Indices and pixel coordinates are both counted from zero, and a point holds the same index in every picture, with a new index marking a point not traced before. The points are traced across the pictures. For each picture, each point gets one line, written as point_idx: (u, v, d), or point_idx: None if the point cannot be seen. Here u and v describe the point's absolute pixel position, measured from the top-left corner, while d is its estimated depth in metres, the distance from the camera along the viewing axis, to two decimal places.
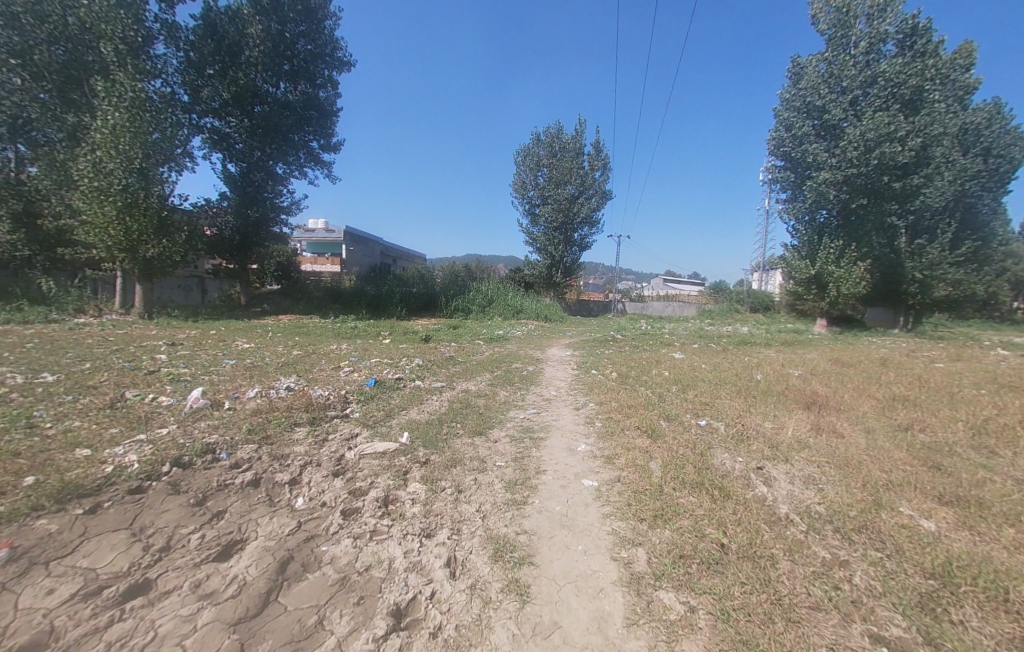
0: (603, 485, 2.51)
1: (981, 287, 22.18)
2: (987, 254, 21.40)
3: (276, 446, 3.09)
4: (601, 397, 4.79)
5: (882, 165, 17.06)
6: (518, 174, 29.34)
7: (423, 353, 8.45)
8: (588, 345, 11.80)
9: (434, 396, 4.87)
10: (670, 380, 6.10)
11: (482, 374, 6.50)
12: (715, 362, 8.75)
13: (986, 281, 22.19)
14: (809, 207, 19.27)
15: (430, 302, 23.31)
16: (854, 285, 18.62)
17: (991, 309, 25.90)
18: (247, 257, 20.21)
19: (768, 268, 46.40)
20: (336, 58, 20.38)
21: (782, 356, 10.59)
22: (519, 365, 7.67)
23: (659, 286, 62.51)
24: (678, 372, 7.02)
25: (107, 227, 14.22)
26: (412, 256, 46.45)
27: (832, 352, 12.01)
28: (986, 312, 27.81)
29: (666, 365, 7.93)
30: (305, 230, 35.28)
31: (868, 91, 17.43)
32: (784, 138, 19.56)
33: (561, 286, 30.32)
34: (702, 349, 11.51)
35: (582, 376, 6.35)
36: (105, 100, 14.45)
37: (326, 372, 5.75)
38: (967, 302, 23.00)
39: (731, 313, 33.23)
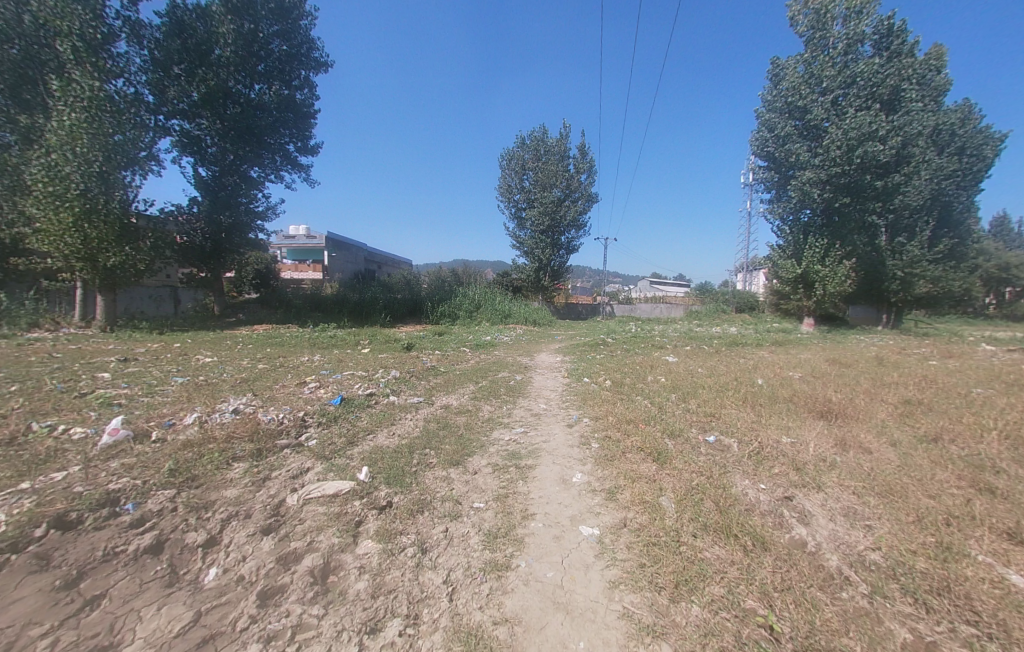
0: (606, 534, 2.00)
1: (960, 283, 22.53)
2: (964, 251, 21.76)
3: (200, 491, 2.50)
4: (597, 410, 4.27)
5: (865, 164, 17.11)
6: (503, 178, 28.94)
7: (403, 364, 7.84)
8: (577, 349, 11.35)
9: (408, 414, 4.30)
10: (669, 387, 5.63)
11: (465, 385, 5.94)
12: (709, 366, 8.32)
13: (964, 278, 22.55)
14: (794, 207, 19.23)
15: (415, 308, 22.66)
16: (840, 283, 18.59)
17: (967, 305, 26.39)
18: (220, 265, 19.29)
19: (752, 268, 46.86)
20: (312, 59, 19.67)
21: (775, 357, 10.28)
22: (505, 374, 7.13)
23: (648, 289, 62.84)
24: (674, 377, 6.56)
25: (63, 235, 13.21)
26: (397, 262, 45.64)
27: (825, 352, 11.79)
28: (963, 307, 28.39)
29: (660, 370, 7.48)
30: (285, 237, 34.24)
31: (849, 90, 17.37)
32: (767, 138, 19.49)
33: (549, 289, 29.96)
34: (693, 352, 11.15)
35: (573, 386, 5.85)
36: (61, 99, 13.49)
37: (288, 389, 5.13)
38: (946, 298, 23.37)
39: (718, 314, 33.30)
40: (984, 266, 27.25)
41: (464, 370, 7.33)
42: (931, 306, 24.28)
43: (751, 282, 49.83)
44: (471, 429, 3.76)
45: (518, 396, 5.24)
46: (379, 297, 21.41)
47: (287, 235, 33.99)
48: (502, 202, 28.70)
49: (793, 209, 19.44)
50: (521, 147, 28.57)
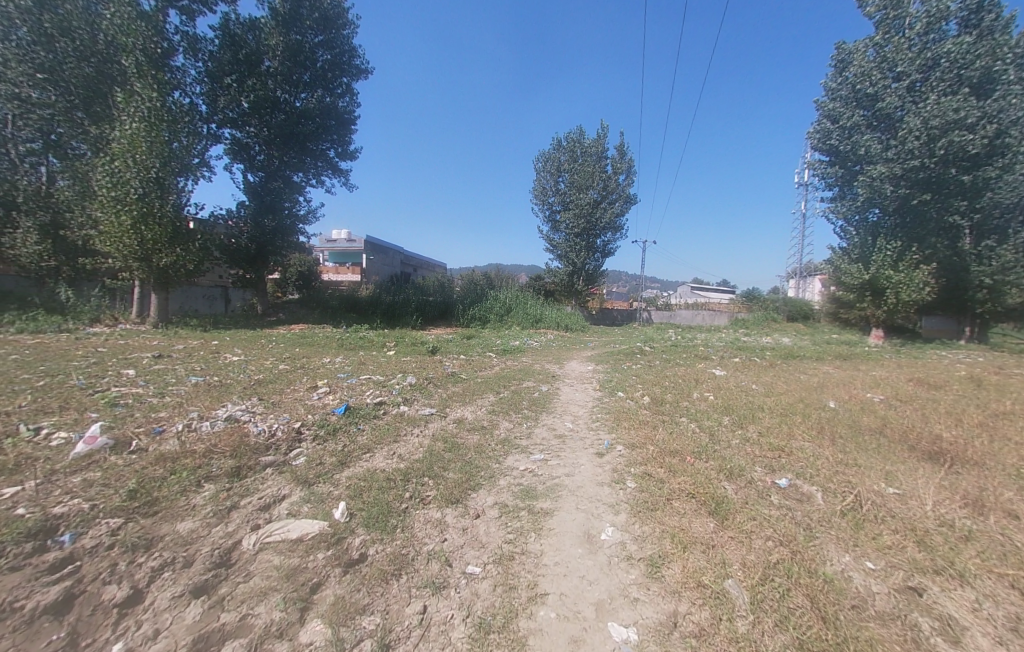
0: (647, 646, 1.36)
1: None
2: None
3: (150, 523, 2.10)
4: (634, 435, 3.60)
5: (949, 156, 15.11)
6: (538, 180, 28.38)
7: (425, 369, 7.45)
8: (611, 358, 10.54)
9: (416, 429, 3.82)
10: (719, 408, 4.83)
11: (486, 396, 5.41)
12: (762, 383, 7.31)
13: None
14: (861, 205, 17.33)
15: (447, 311, 22.54)
16: (916, 291, 16.58)
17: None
18: (264, 266, 20.01)
19: (806, 275, 43.55)
20: (354, 66, 19.98)
21: (840, 374, 8.97)
22: (530, 384, 6.53)
23: (690, 295, 60.04)
24: (722, 395, 5.70)
25: (122, 236, 14.03)
26: (433, 265, 46.22)
27: (901, 369, 10.27)
28: None
29: (705, 385, 6.60)
30: (328, 240, 35.46)
31: (928, 74, 15.45)
32: (829, 130, 17.73)
33: (583, 293, 29.08)
34: (741, 365, 10.01)
35: (606, 402, 5.15)
36: (125, 110, 14.34)
37: (296, 394, 4.81)
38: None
39: (767, 323, 30.97)
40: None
41: (488, 378, 6.81)
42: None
43: (805, 289, 46.16)
44: (482, 453, 3.21)
45: (543, 411, 4.64)
46: (412, 299, 21.47)
47: (330, 238, 35.23)
48: (537, 204, 28.15)
49: (859, 208, 17.57)
50: (558, 148, 27.95)
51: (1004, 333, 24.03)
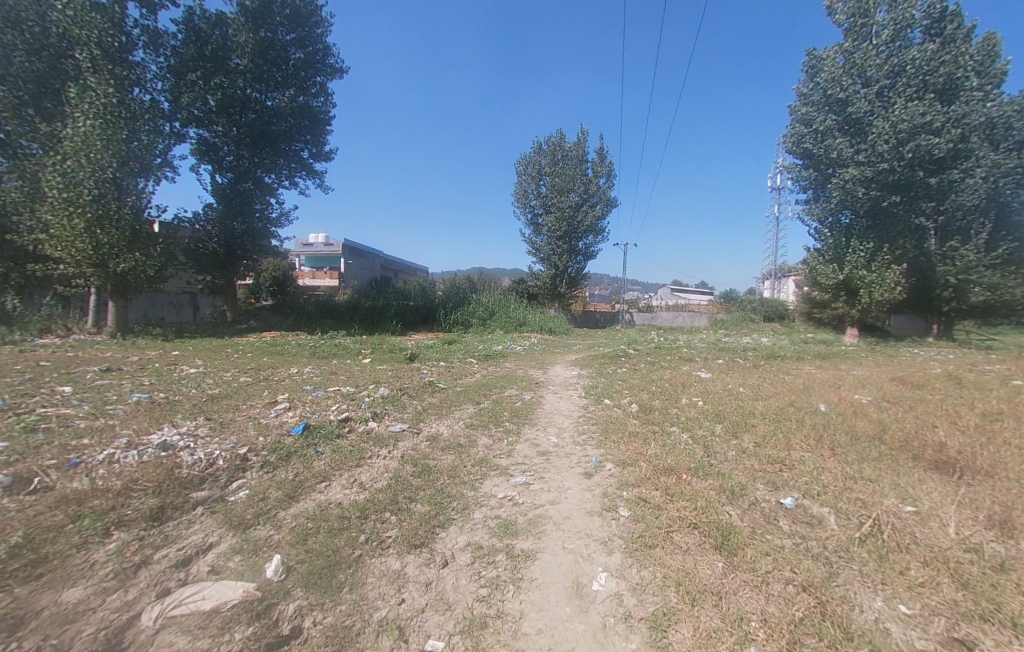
0: None
1: None
2: None
3: (26, 592, 1.65)
4: (625, 450, 3.28)
5: (917, 159, 15.53)
6: (519, 183, 28.19)
7: (400, 378, 7.01)
8: (594, 362, 10.29)
9: (383, 450, 3.41)
10: (709, 416, 4.58)
11: (464, 408, 5.04)
12: (746, 384, 7.17)
13: None
14: (834, 207, 17.69)
15: (428, 315, 22.02)
16: (889, 290, 16.99)
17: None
18: (233, 271, 19.11)
19: (779, 276, 44.72)
20: (328, 65, 19.36)
21: (822, 374, 8.94)
22: (512, 392, 6.20)
23: (670, 296, 61.03)
24: (710, 401, 5.46)
25: (74, 240, 13.01)
26: (413, 269, 45.50)
27: (879, 368, 10.36)
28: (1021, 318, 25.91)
29: (691, 390, 6.38)
30: (304, 244, 34.40)
31: (894, 81, 15.94)
32: (803, 134, 18.02)
33: (566, 296, 28.99)
34: (726, 366, 9.88)
35: (592, 411, 4.83)
36: (78, 106, 13.27)
37: (252, 412, 4.32)
38: (1005, 308, 21.12)
39: (745, 323, 31.53)
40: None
41: (468, 387, 6.42)
42: (986, 316, 22.12)
43: (779, 289, 47.34)
44: (457, 477, 2.84)
45: (525, 424, 4.29)
46: (391, 304, 20.89)
47: (305, 242, 34.19)
48: (518, 208, 27.93)
49: (832, 210, 17.94)
50: (538, 152, 27.81)
51: (967, 329, 24.98)
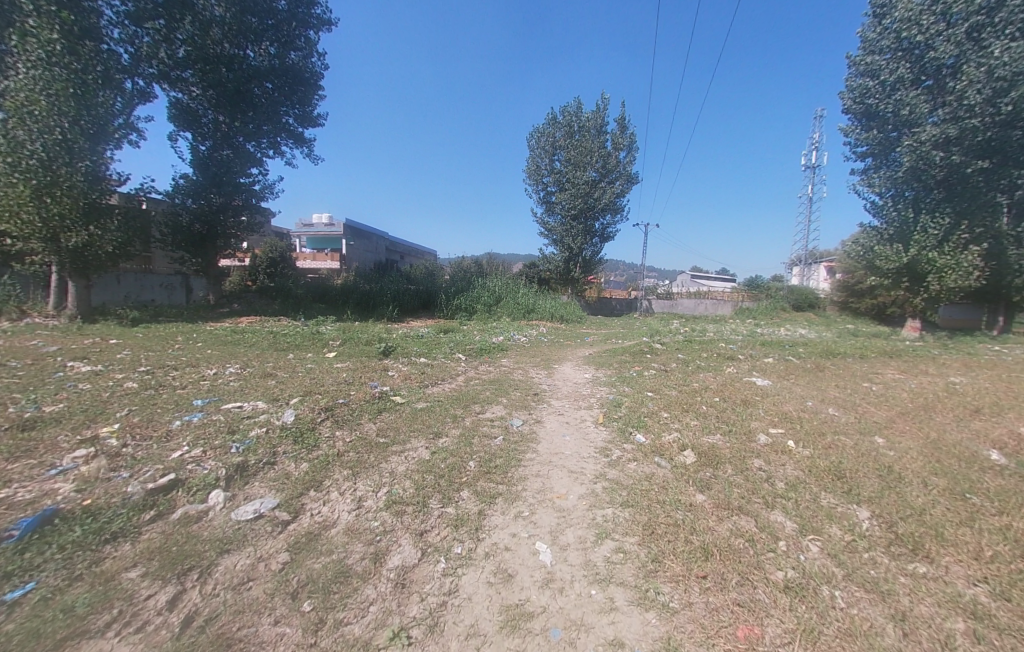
0: None
1: None
2: None
3: None
4: (720, 645, 1.34)
5: (1011, 116, 12.93)
6: (532, 158, 25.84)
7: (351, 382, 5.12)
8: (613, 359, 8.28)
9: (154, 599, 1.53)
10: (833, 488, 2.57)
11: (412, 446, 3.13)
12: (825, 402, 5.09)
13: None
14: (900, 178, 15.08)
15: (429, 300, 20.19)
16: (964, 276, 14.60)
17: None
18: (215, 249, 17.42)
19: (811, 263, 41.62)
20: (314, 17, 17.20)
21: (916, 384, 6.73)
22: (497, 410, 4.28)
23: (689, 283, 58.26)
24: (807, 441, 3.43)
25: (20, 211, 11.47)
26: (422, 252, 43.74)
27: (979, 374, 8.08)
28: None
29: (760, 413, 4.35)
30: (306, 224, 32.78)
31: (992, 17, 12.88)
32: (868, 88, 15.42)
33: (580, 281, 26.82)
34: (777, 369, 7.73)
35: (619, 461, 2.86)
36: (19, 55, 11.48)
37: (24, 465, 2.49)
38: None
39: (776, 312, 28.93)
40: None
41: (440, 400, 4.52)
42: None
43: (810, 277, 44.14)
44: None
45: (501, 494, 2.35)
46: (388, 288, 19.09)
47: (308, 222, 32.63)
48: (530, 185, 25.62)
49: (896, 181, 15.32)
50: (554, 123, 25.29)
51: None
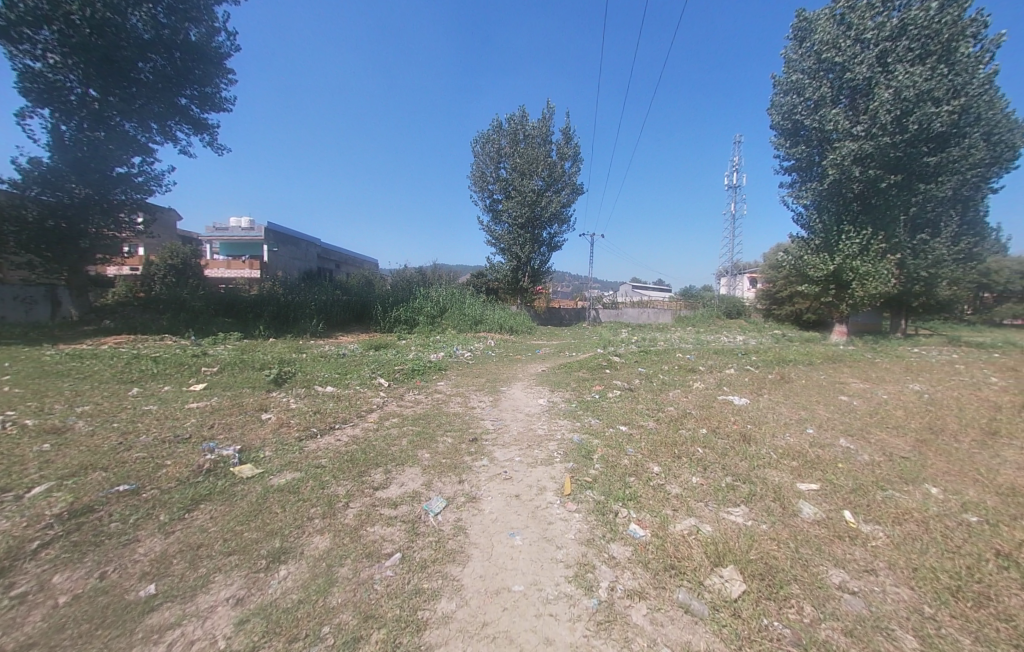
0: None
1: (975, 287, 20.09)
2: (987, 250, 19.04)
3: None
4: None
5: (916, 135, 13.95)
6: (475, 164, 24.64)
7: (186, 438, 3.32)
8: (569, 378, 7.06)
9: None
10: (1003, 648, 1.38)
11: (202, 604, 1.53)
12: (823, 428, 4.15)
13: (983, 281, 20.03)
14: (826, 190, 15.73)
15: (361, 312, 18.05)
16: (883, 283, 15.36)
17: (966, 311, 23.96)
18: (80, 252, 13.82)
19: (736, 274, 44.54)
20: None
21: (889, 395, 6.17)
22: (406, 476, 2.74)
23: (630, 292, 60.45)
24: (869, 511, 2.30)
25: None
26: (359, 261, 40.76)
27: (931, 380, 7.90)
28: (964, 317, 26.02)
29: (773, 456, 3.23)
30: (219, 228, 28.83)
31: (897, 43, 13.79)
32: (795, 104, 15.78)
33: (528, 292, 25.95)
34: (746, 383, 6.91)
35: (617, 613, 1.48)
36: None
37: None
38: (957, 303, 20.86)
39: (713, 319, 30.09)
40: (997, 264, 24.37)
41: (319, 464, 2.88)
42: (943, 311, 21.74)
43: (737, 286, 47.51)
44: None
45: None
46: (311, 300, 16.73)
47: (221, 226, 28.77)
48: (473, 191, 24.37)
49: (823, 194, 15.99)
50: (497, 130, 24.36)
51: (918, 325, 24.12)
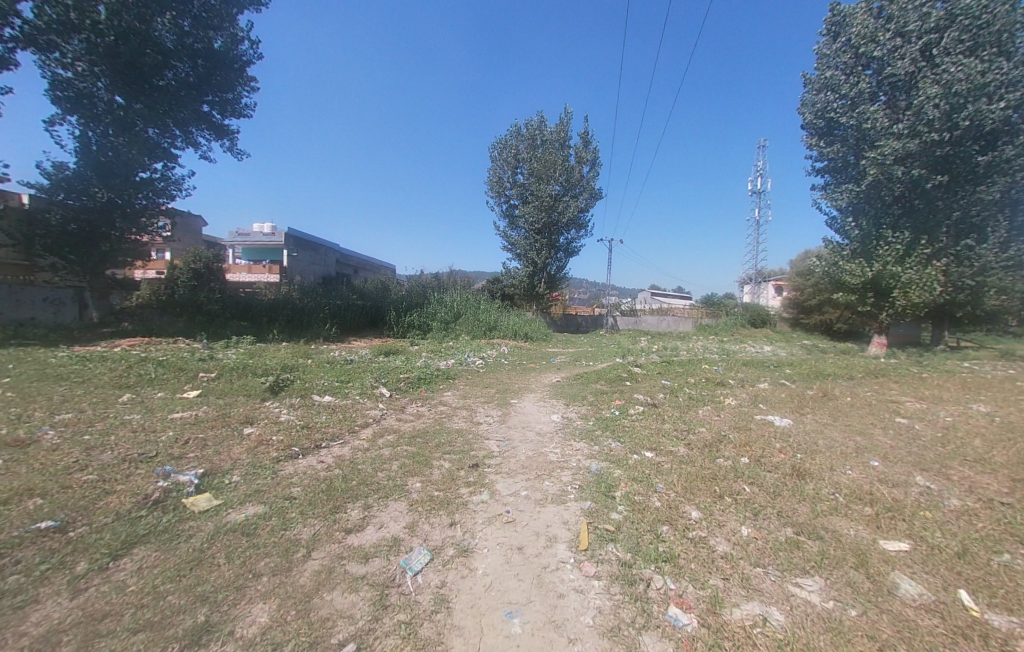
0: None
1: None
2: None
3: None
4: None
5: (965, 133, 12.94)
6: (492, 170, 24.40)
7: (151, 456, 2.96)
8: (586, 391, 6.50)
9: None
10: None
11: None
12: (888, 460, 3.50)
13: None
14: (863, 193, 14.75)
15: (376, 317, 17.88)
16: (927, 291, 14.24)
17: (1017, 323, 22.23)
18: (102, 255, 14.06)
19: (761, 281, 43.02)
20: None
21: (955, 419, 5.39)
22: (388, 514, 2.27)
23: (649, 300, 59.26)
24: (998, 594, 1.69)
25: None
26: (377, 266, 41.08)
27: (997, 400, 7.00)
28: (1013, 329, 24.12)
29: (841, 499, 2.61)
30: (241, 233, 29.44)
31: (942, 35, 12.86)
32: (829, 101, 14.95)
33: (545, 298, 25.45)
34: (783, 399, 6.23)
35: None
36: None
37: None
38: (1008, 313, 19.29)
39: (737, 328, 28.90)
40: None
41: (289, 494, 2.45)
42: (992, 322, 20.17)
43: (762, 295, 45.89)
44: None
45: None
46: (325, 304, 16.62)
47: (243, 231, 29.37)
48: (490, 196, 24.12)
49: (860, 196, 15.01)
50: (516, 135, 24.09)
51: (962, 336, 22.49)
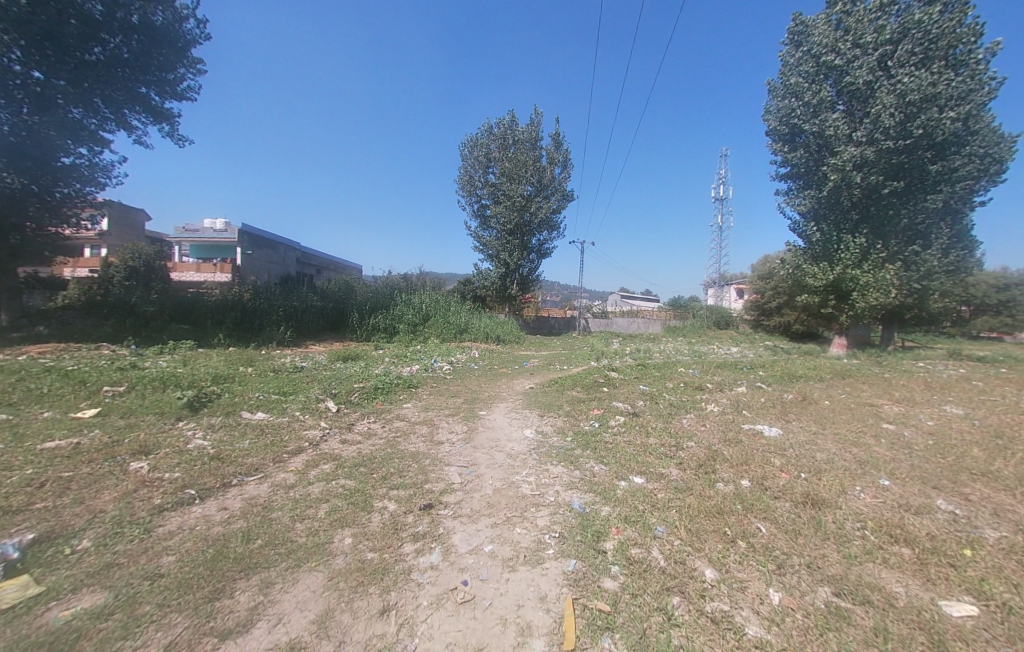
0: None
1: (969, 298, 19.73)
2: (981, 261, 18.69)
3: None
4: None
5: (918, 141, 13.45)
6: (463, 168, 23.68)
7: None
8: (561, 399, 5.94)
9: None
10: None
11: None
12: (897, 477, 3.12)
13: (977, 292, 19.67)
14: (826, 198, 15.08)
15: (336, 320, 16.74)
16: (883, 294, 14.72)
17: (956, 323, 23.77)
18: (12, 250, 12.02)
19: (724, 284, 44.44)
20: None
21: (939, 423, 5.20)
22: (294, 599, 1.60)
23: (619, 302, 60.22)
24: None
25: None
26: (341, 266, 39.32)
27: (967, 401, 7.00)
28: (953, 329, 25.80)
29: (874, 539, 2.16)
30: (189, 229, 27.23)
31: (897, 47, 13.35)
32: (793, 108, 15.15)
33: (517, 300, 24.94)
34: (766, 405, 5.90)
35: None
36: None
37: None
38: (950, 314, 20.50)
39: (704, 330, 29.48)
40: (983, 277, 24.27)
41: (153, 573, 1.72)
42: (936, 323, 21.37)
43: (725, 297, 47.45)
44: None
45: None
46: (280, 306, 15.34)
47: (191, 227, 27.16)
48: (461, 195, 23.38)
49: (822, 201, 15.34)
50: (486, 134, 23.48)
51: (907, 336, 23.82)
